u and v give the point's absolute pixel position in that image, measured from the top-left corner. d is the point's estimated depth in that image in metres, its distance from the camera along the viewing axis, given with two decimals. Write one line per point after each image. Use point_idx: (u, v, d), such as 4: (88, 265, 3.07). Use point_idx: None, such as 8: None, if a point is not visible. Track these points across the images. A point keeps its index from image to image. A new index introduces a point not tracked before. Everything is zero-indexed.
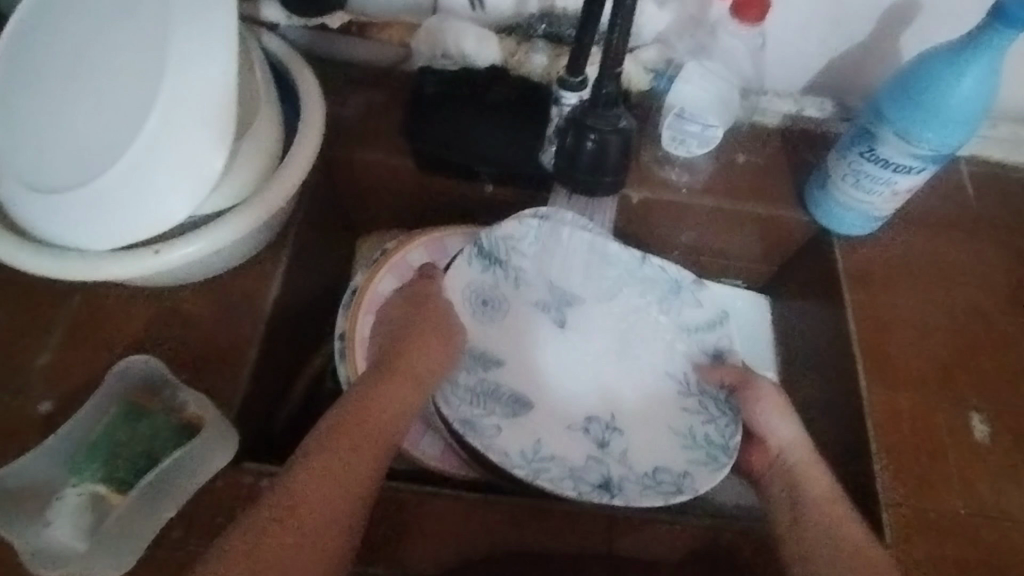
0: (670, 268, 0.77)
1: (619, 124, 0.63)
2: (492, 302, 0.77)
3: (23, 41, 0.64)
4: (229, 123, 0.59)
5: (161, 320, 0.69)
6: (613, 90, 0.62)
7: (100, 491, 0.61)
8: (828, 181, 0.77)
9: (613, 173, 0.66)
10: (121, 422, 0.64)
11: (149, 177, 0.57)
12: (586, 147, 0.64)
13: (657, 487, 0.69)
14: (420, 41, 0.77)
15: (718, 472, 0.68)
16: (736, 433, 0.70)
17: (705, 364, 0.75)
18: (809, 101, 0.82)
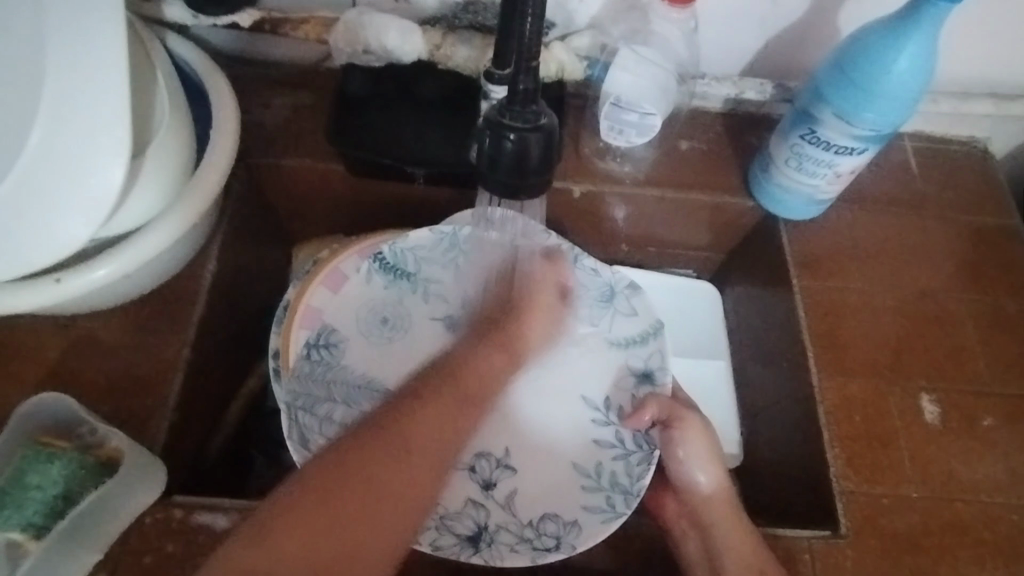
0: (602, 272, 0.73)
1: (539, 121, 0.61)
2: (393, 321, 0.73)
3: None
4: (124, 135, 0.54)
5: (76, 351, 0.65)
6: (532, 86, 0.60)
7: (14, 539, 0.55)
8: (771, 165, 0.75)
9: (537, 173, 0.63)
10: (29, 466, 0.57)
11: (42, 201, 0.53)
12: (505, 147, 0.61)
13: (534, 541, 0.62)
14: (339, 36, 0.72)
15: (609, 522, 0.62)
16: (644, 476, 0.64)
17: (633, 385, 0.70)
18: (749, 83, 0.79)
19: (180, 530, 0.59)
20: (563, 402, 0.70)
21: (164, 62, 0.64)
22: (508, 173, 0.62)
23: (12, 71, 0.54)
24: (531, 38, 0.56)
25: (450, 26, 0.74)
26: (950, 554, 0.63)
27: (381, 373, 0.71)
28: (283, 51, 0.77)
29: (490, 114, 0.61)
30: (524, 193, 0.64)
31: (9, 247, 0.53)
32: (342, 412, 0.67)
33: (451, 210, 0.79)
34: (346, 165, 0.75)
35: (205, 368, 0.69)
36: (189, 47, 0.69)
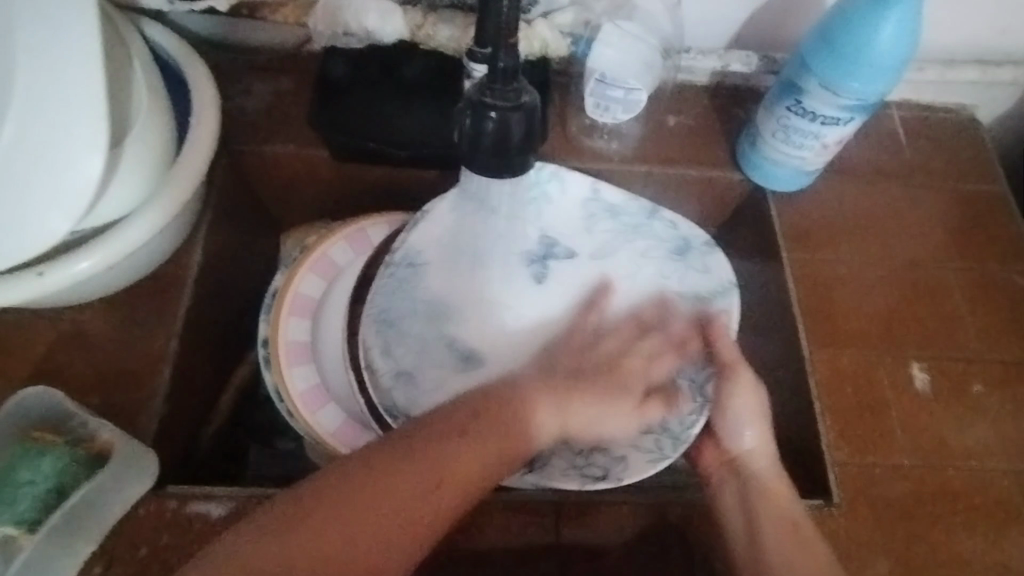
0: (680, 226, 0.74)
1: (519, 99, 0.57)
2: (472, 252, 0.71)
3: None
4: (102, 126, 0.53)
5: (64, 345, 0.64)
6: (513, 63, 0.56)
7: (6, 534, 0.55)
8: (758, 138, 0.74)
9: (521, 156, 0.59)
10: (20, 460, 0.57)
11: (20, 195, 0.52)
12: (486, 127, 0.57)
13: (582, 470, 0.63)
14: (319, 17, 0.72)
15: (656, 463, 0.63)
16: (696, 424, 0.64)
17: None
18: (735, 56, 0.79)
19: (177, 518, 0.59)
20: None
21: (139, 51, 0.63)
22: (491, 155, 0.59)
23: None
24: (509, 11, 0.53)
25: (430, 4, 0.72)
26: (942, 521, 0.64)
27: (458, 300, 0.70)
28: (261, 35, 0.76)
29: (469, 93, 0.58)
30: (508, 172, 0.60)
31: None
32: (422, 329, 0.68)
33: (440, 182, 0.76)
34: (330, 149, 0.74)
35: (194, 360, 0.69)
36: (166, 35, 0.68)
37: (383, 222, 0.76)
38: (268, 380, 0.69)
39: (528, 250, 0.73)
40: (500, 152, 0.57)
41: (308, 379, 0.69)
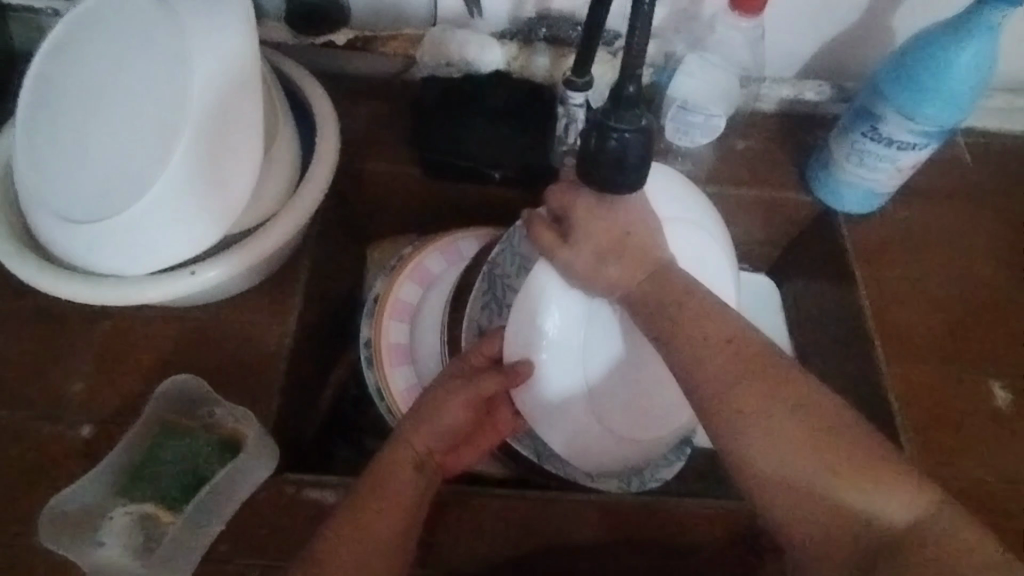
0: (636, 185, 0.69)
1: (642, 123, 0.52)
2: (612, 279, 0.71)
3: (50, 81, 0.67)
4: None
5: (189, 341, 0.71)
6: (638, 88, 0.52)
7: (149, 510, 0.63)
8: (830, 161, 0.79)
9: (638, 174, 0.54)
10: (163, 442, 0.66)
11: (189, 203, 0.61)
12: (608, 148, 0.53)
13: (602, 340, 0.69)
14: (425, 50, 0.78)
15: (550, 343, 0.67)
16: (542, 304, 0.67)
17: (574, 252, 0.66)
18: (808, 84, 0.83)
19: (293, 503, 0.63)
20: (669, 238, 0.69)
21: (276, 86, 0.72)
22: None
23: (159, 93, 0.63)
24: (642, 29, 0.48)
25: (526, 38, 0.78)
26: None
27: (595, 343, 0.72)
28: (364, 65, 0.82)
29: (593, 114, 0.53)
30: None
31: (162, 241, 0.62)
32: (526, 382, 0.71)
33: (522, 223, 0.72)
34: (423, 167, 0.80)
35: (302, 359, 0.75)
36: (292, 65, 0.75)
37: (474, 236, 0.81)
38: (370, 379, 0.74)
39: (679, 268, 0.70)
40: None
41: (408, 377, 0.74)
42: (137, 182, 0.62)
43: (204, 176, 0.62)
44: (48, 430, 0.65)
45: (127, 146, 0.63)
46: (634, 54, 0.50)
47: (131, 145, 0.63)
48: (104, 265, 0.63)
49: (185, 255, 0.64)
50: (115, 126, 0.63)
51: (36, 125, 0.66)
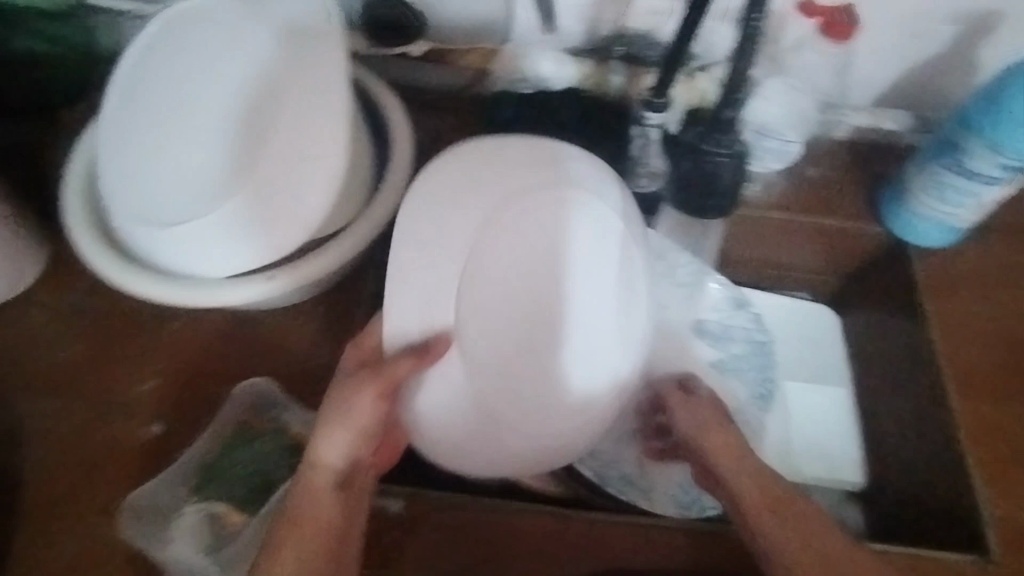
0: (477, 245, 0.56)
1: (734, 147, 0.70)
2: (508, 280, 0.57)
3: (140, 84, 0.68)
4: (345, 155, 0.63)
5: (259, 344, 0.71)
6: (734, 116, 0.69)
7: (217, 510, 0.62)
8: (906, 192, 0.77)
9: (723, 195, 0.75)
10: (237, 442, 0.66)
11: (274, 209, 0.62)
12: (703, 168, 0.72)
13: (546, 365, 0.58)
14: (500, 66, 0.79)
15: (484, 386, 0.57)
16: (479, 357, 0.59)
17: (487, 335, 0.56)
18: (887, 114, 0.82)
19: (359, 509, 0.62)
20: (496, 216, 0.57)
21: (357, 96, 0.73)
22: (705, 195, 0.75)
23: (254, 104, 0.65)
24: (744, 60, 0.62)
25: (603, 56, 0.78)
26: None
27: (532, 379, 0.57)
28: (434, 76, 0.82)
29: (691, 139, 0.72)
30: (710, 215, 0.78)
31: (247, 244, 0.63)
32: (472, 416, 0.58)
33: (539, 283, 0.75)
34: None
35: None
36: (370, 77, 0.76)
37: None
38: None
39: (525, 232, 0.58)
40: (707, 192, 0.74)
41: None
42: (224, 187, 0.63)
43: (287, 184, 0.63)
44: (122, 426, 0.67)
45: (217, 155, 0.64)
46: (738, 79, 0.64)
47: (222, 154, 0.65)
48: (183, 265, 0.64)
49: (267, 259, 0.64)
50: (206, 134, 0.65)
51: (119, 128, 0.66)
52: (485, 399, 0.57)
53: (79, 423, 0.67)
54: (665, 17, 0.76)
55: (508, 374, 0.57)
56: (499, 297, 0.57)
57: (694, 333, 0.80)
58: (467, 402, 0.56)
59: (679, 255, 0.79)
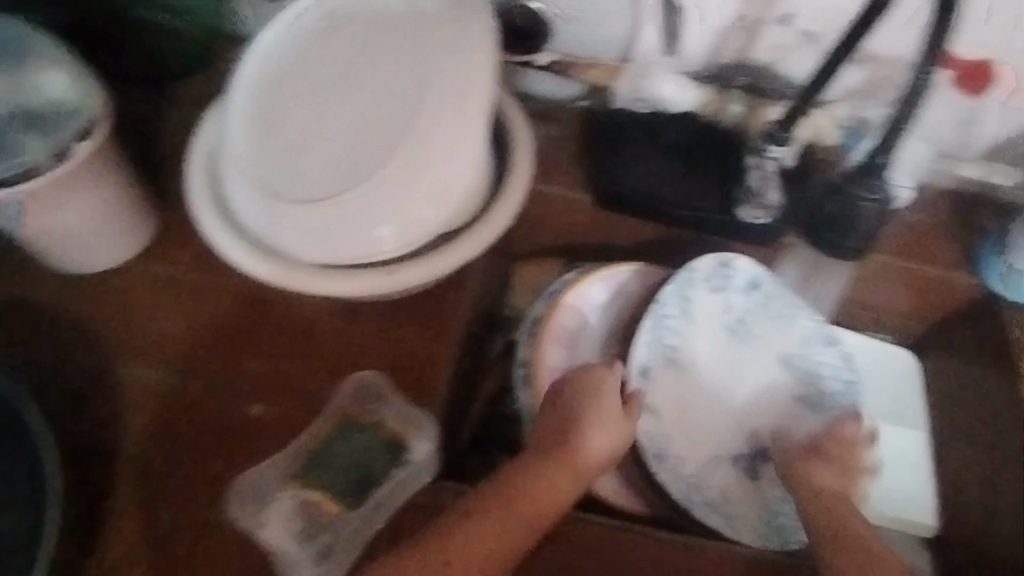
0: (358, 46, 0.65)
1: (881, 195, 0.72)
2: (393, 84, 0.64)
3: (265, 61, 0.67)
4: (455, 135, 0.63)
5: (357, 337, 0.72)
6: (881, 163, 0.71)
7: (315, 499, 0.64)
8: (1012, 249, 0.78)
9: (858, 239, 0.76)
10: (339, 432, 0.67)
11: (368, 203, 0.63)
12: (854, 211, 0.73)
13: (383, 164, 0.63)
14: (621, 83, 0.79)
15: (349, 187, 0.63)
16: (342, 180, 0.63)
17: (362, 141, 0.64)
18: (998, 168, 0.81)
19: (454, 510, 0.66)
20: (330, 42, 0.66)
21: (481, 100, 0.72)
22: (827, 233, 0.76)
23: (334, 57, 0.66)
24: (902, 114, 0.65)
25: (723, 83, 0.79)
26: None
27: (377, 168, 0.63)
28: (536, 85, 0.84)
29: (838, 182, 0.74)
30: (840, 254, 0.78)
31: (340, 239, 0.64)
32: (340, 205, 0.63)
33: (632, 284, 0.79)
34: (594, 195, 0.83)
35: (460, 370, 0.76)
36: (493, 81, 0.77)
37: (637, 268, 0.79)
38: (524, 399, 0.74)
39: (306, 63, 0.66)
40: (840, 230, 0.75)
41: None
42: (320, 172, 0.64)
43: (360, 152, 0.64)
44: (223, 407, 0.69)
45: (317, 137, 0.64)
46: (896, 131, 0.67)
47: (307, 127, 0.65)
48: (279, 245, 0.65)
49: (393, 254, 0.65)
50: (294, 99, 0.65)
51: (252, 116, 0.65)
52: (344, 202, 0.63)
53: (188, 397, 0.70)
54: (792, 51, 0.75)
55: (378, 197, 0.63)
56: (315, 115, 0.65)
57: (782, 367, 0.79)
58: (344, 209, 0.63)
59: (774, 286, 0.80)
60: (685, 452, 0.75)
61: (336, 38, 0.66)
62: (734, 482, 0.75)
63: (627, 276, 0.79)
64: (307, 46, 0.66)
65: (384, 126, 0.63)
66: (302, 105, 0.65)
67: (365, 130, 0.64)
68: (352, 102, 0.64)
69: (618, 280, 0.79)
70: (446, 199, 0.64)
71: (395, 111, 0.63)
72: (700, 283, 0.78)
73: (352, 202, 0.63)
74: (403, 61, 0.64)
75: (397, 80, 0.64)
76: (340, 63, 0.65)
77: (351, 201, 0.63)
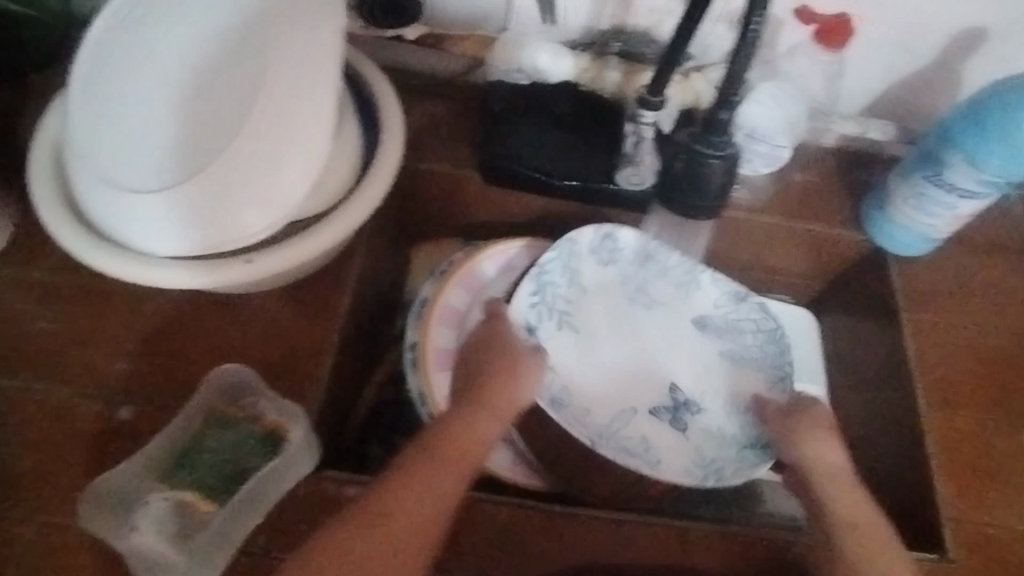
0: (202, 31, 0.64)
1: (726, 151, 0.65)
2: (240, 68, 0.63)
3: (104, 51, 0.65)
4: (308, 116, 0.62)
5: (232, 331, 0.70)
6: (727, 118, 0.64)
7: (187, 498, 0.61)
8: (887, 202, 0.80)
9: (713, 198, 0.69)
10: (211, 430, 0.64)
11: (218, 188, 0.61)
12: (699, 169, 0.66)
13: (231, 147, 0.60)
14: (495, 56, 0.77)
15: (196, 173, 0.60)
16: (189, 167, 0.61)
17: (209, 127, 0.62)
18: (873, 124, 0.85)
19: (335, 500, 0.64)
20: (171, 26, 0.64)
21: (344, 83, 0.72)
22: (678, 192, 0.69)
23: (176, 43, 0.64)
24: (736, 69, 0.59)
25: (600, 51, 0.77)
26: None
27: (225, 151, 0.61)
28: (417, 59, 0.80)
29: (686, 140, 0.67)
30: (696, 214, 0.71)
31: (193, 227, 0.61)
32: (188, 192, 0.60)
33: (522, 258, 0.78)
34: (482, 173, 0.79)
35: (347, 358, 0.74)
36: (363, 59, 0.75)
37: (525, 244, 0.79)
38: (413, 382, 0.71)
39: (147, 49, 0.64)
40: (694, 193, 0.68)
41: (451, 385, 0.72)
42: (166, 161, 0.62)
43: (206, 137, 0.62)
44: (90, 411, 0.65)
45: (160, 125, 0.62)
46: (732, 81, 0.60)
47: (150, 115, 0.63)
48: (132, 239, 0.63)
49: (252, 241, 0.63)
50: (133, 87, 0.63)
51: (91, 106, 0.63)
52: (191, 189, 0.60)
53: (50, 402, 0.66)
54: (664, 16, 0.76)
55: (228, 183, 0.61)
56: (158, 103, 0.63)
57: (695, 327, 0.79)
58: (192, 196, 0.60)
59: (673, 251, 0.79)
60: (592, 406, 0.75)
61: (177, 23, 0.64)
62: (653, 432, 0.75)
63: (514, 249, 0.78)
64: (147, 32, 0.64)
65: (231, 110, 0.62)
66: (151, 91, 0.63)
67: (212, 115, 0.62)
68: (198, 88, 0.63)
69: (509, 253, 0.78)
70: (301, 180, 0.63)
71: (242, 94, 0.62)
72: (585, 254, 0.78)
73: (200, 188, 0.60)
74: (249, 43, 0.63)
75: (243, 63, 0.63)
76: (183, 48, 0.64)
77: (198, 187, 0.60)
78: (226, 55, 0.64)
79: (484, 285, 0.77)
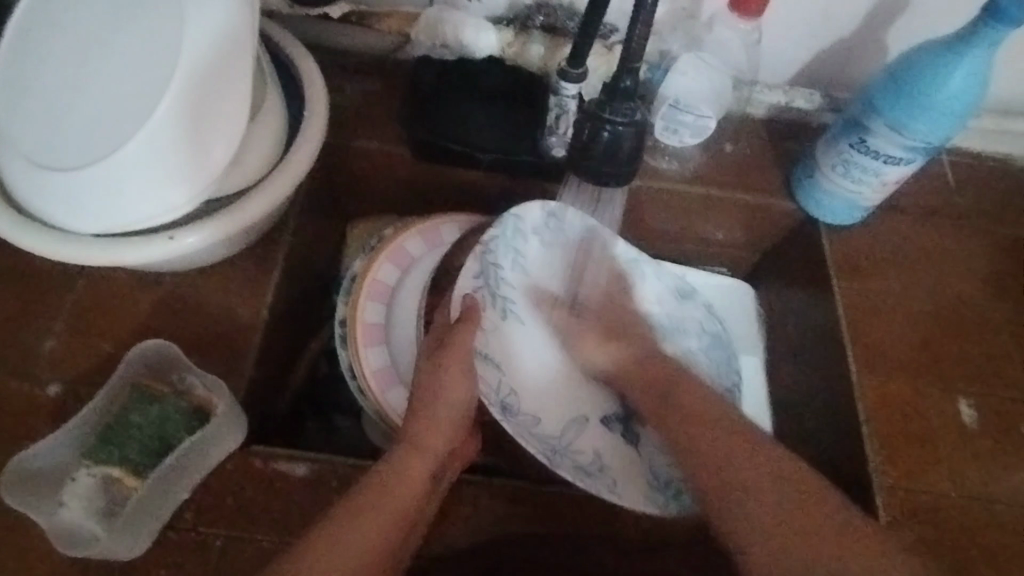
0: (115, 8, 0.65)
1: (633, 117, 0.67)
2: (149, 39, 0.62)
3: (23, 36, 0.66)
4: (223, 91, 0.63)
5: (162, 310, 0.70)
6: (633, 85, 0.67)
7: (114, 475, 0.63)
8: (817, 170, 0.81)
9: (626, 164, 0.70)
10: (134, 405, 0.65)
11: (134, 165, 0.61)
12: (601, 137, 0.68)
13: (144, 123, 0.61)
14: (419, 30, 0.78)
15: (112, 151, 0.61)
16: (103, 144, 0.61)
17: (120, 102, 0.62)
18: (799, 93, 0.86)
19: (263, 475, 0.65)
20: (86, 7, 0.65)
21: (266, 62, 0.73)
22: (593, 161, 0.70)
23: (90, 21, 0.65)
24: (638, 39, 0.62)
25: (522, 25, 0.79)
26: (984, 551, 0.68)
27: (138, 127, 0.61)
28: (350, 39, 0.81)
29: (592, 108, 0.69)
30: (608, 183, 0.72)
31: (111, 205, 0.61)
32: (105, 171, 0.61)
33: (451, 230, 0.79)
34: (409, 147, 0.79)
35: (278, 334, 0.75)
36: (285, 36, 0.76)
37: (456, 223, 0.80)
38: (344, 358, 0.72)
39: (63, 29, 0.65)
40: (609, 162, 0.69)
41: (382, 359, 0.72)
42: (80, 138, 0.62)
43: (119, 113, 0.62)
44: (17, 388, 0.66)
45: (74, 102, 0.63)
46: (634, 46, 0.63)
47: (64, 93, 0.63)
48: (53, 219, 0.63)
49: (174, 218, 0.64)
50: (49, 67, 0.64)
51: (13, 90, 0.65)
52: (108, 168, 0.61)
53: None
54: None
55: (145, 159, 0.61)
56: (73, 82, 0.63)
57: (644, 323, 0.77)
58: (111, 174, 0.61)
59: (616, 240, 0.76)
60: (538, 411, 0.71)
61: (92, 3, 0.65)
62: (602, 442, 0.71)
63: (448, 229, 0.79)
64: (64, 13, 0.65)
65: (141, 84, 0.62)
66: (66, 70, 0.64)
67: (123, 90, 0.62)
68: (109, 64, 0.63)
69: (438, 233, 0.78)
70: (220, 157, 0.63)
71: (152, 69, 0.62)
72: (529, 235, 0.73)
73: (117, 166, 0.61)
74: (158, 16, 0.63)
75: (152, 36, 0.63)
76: (96, 26, 0.64)
77: (116, 165, 0.61)
78: (135, 30, 0.63)
79: (409, 269, 0.76)
